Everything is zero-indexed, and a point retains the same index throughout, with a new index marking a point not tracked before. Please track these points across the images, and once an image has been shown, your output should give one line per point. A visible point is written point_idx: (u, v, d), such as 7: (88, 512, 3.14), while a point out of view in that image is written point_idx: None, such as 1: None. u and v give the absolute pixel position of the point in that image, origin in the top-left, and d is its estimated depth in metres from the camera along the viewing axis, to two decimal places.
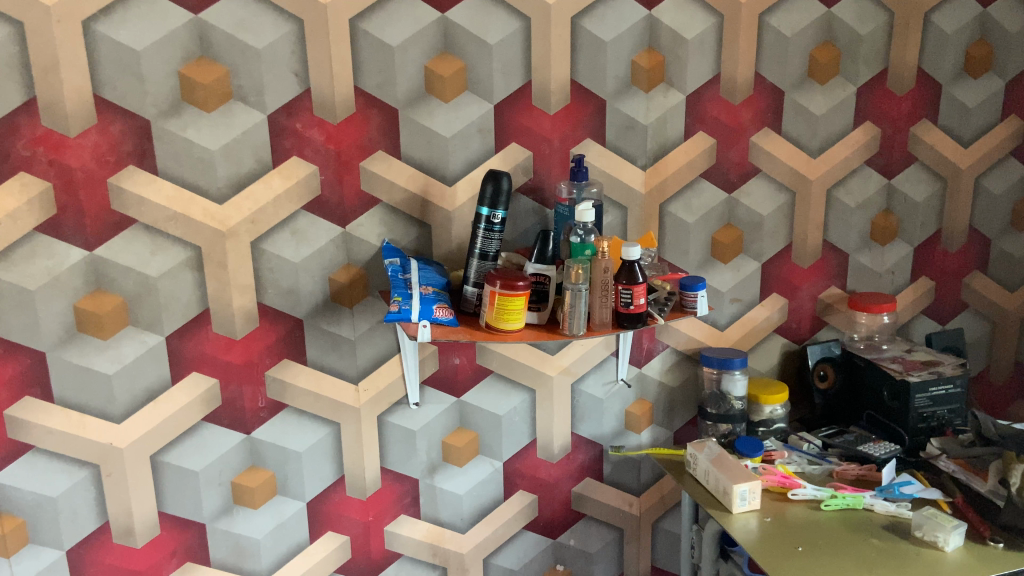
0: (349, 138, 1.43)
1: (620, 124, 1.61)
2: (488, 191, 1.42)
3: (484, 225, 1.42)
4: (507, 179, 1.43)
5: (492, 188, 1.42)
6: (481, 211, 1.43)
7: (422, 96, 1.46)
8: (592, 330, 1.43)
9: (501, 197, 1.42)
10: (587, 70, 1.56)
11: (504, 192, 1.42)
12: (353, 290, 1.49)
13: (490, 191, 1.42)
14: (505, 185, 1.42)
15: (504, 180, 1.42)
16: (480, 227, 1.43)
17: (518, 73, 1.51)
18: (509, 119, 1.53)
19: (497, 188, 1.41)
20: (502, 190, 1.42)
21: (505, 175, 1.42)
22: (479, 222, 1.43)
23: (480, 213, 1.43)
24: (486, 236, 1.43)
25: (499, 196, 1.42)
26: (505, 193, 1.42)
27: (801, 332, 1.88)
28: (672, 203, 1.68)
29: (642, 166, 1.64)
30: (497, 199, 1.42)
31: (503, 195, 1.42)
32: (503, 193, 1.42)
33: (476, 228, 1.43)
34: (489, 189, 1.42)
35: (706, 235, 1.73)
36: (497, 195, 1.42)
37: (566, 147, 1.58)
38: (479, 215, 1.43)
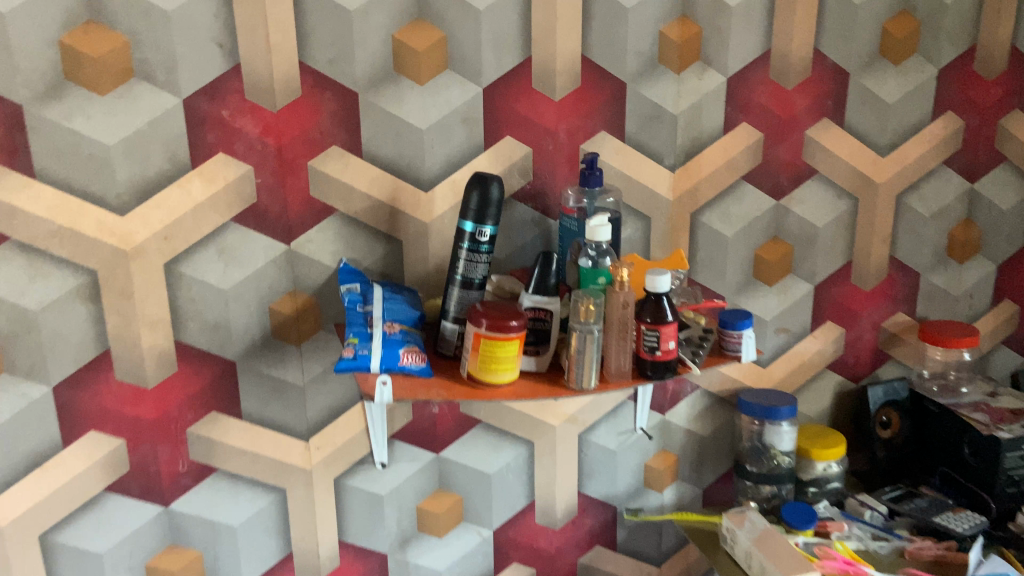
0: (293, 130, 1.10)
1: (644, 113, 1.27)
2: (473, 201, 1.09)
3: (469, 244, 1.10)
4: (501, 185, 1.10)
5: (477, 197, 1.09)
6: (463, 227, 1.10)
7: (388, 76, 1.14)
8: (606, 382, 1.11)
9: (491, 208, 1.09)
10: (602, 44, 1.22)
11: (494, 202, 1.09)
12: (301, 324, 1.18)
13: (475, 201, 1.09)
14: (495, 194, 1.09)
15: (493, 187, 1.09)
16: (463, 246, 1.10)
17: (513, 47, 1.18)
18: (502, 107, 1.20)
19: (486, 198, 1.09)
20: (491, 200, 1.09)
21: (496, 181, 1.09)
22: (461, 241, 1.11)
23: (462, 229, 1.10)
24: (471, 259, 1.11)
25: (488, 207, 1.09)
26: (496, 203, 1.09)
27: (860, 368, 1.54)
28: (706, 212, 1.35)
29: (670, 166, 1.31)
30: (485, 211, 1.09)
31: (493, 205, 1.09)
32: (492, 204, 1.09)
33: (459, 247, 1.11)
34: (473, 199, 1.09)
35: (747, 253, 1.40)
36: (486, 207, 1.09)
37: (574, 142, 1.25)
38: (461, 232, 1.10)
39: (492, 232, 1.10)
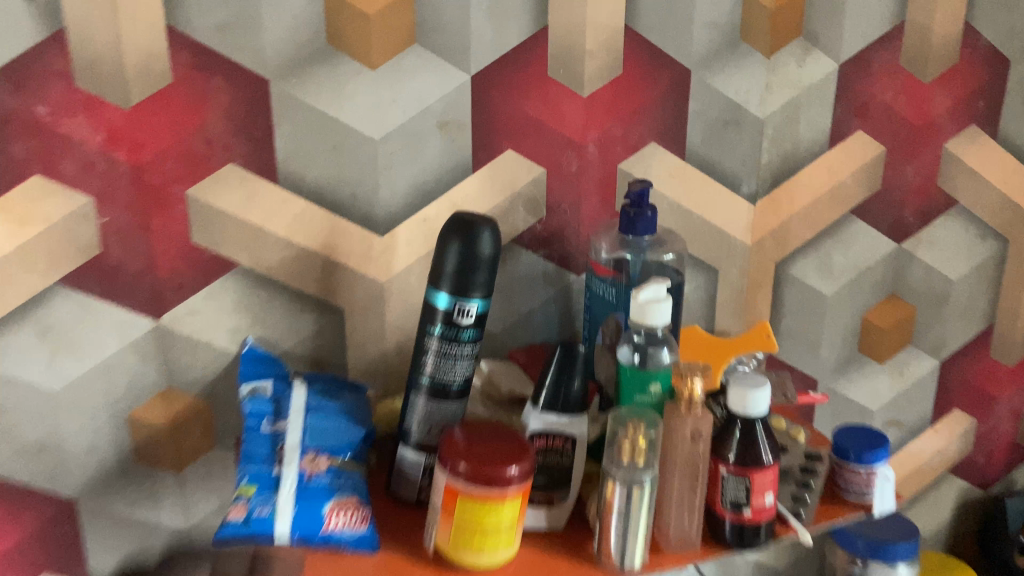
0: (161, 139, 0.68)
1: (716, 117, 0.84)
2: (452, 260, 0.67)
3: (445, 327, 0.68)
4: (497, 234, 0.68)
5: (457, 254, 0.67)
6: (435, 300, 0.68)
7: (320, 53, 0.71)
8: (661, 556, 0.68)
9: (481, 272, 0.67)
10: (657, 9, 0.79)
11: (486, 263, 0.67)
12: (182, 441, 0.76)
13: (454, 259, 0.67)
14: (488, 249, 0.67)
15: (485, 238, 0.67)
16: (435, 332, 0.68)
17: (519, 11, 0.75)
18: (502, 105, 0.77)
19: (473, 256, 0.66)
20: (482, 259, 0.67)
21: (490, 227, 0.67)
22: (431, 323, 0.69)
23: (433, 304, 0.68)
24: (446, 352, 0.69)
25: (475, 271, 0.67)
26: (489, 264, 0.67)
27: (989, 470, 1.13)
28: (799, 261, 0.93)
29: (750, 195, 0.88)
30: (470, 275, 0.67)
31: (484, 267, 0.67)
32: (483, 265, 0.67)
33: (429, 332, 0.69)
34: (452, 256, 0.67)
35: (851, 318, 0.97)
36: (472, 272, 0.67)
37: (609, 160, 0.83)
38: (431, 308, 0.69)
39: (482, 310, 0.68)
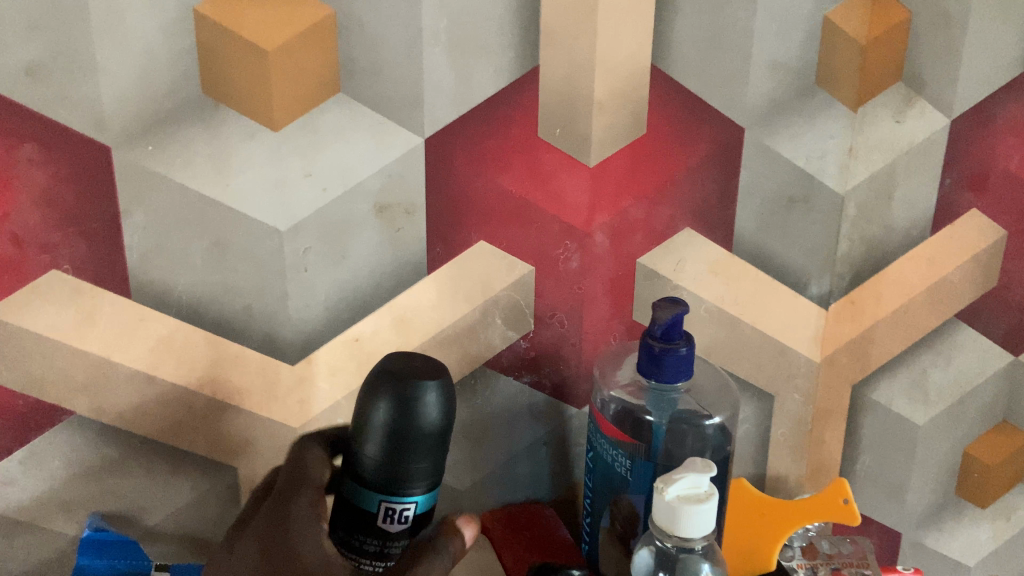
0: None
1: (777, 194, 0.61)
2: (376, 440, 0.44)
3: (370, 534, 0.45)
4: (446, 395, 0.44)
5: (384, 431, 0.43)
6: (352, 492, 0.45)
7: (191, 107, 0.47)
8: None
9: (421, 458, 0.44)
10: (697, 43, 0.55)
11: (428, 443, 0.44)
12: None
13: (376, 438, 0.43)
14: (431, 421, 0.43)
15: (427, 407, 0.43)
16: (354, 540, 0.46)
17: (496, 46, 0.52)
18: (471, 179, 0.54)
19: (408, 435, 0.43)
20: (423, 439, 0.43)
21: (436, 386, 0.44)
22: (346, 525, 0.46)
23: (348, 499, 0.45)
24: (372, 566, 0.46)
25: (412, 457, 0.44)
26: (434, 444, 0.44)
27: None
28: (880, 382, 0.68)
29: (818, 296, 0.65)
30: (401, 461, 0.44)
31: (426, 448, 0.44)
32: (425, 446, 0.44)
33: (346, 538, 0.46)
34: (376, 433, 0.43)
35: (948, 456, 0.72)
36: (408, 458, 0.44)
37: (624, 253, 0.59)
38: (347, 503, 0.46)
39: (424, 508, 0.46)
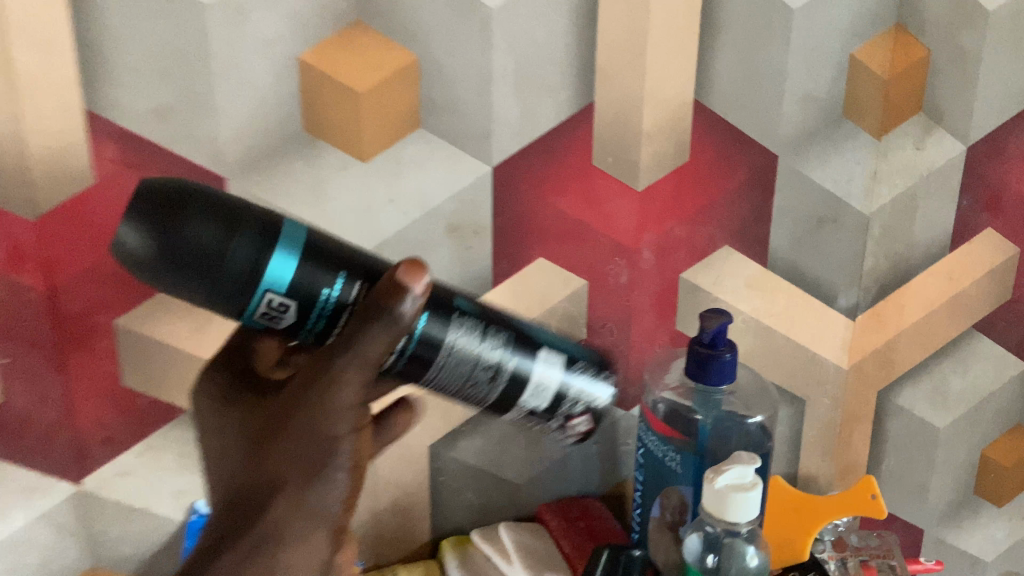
0: (79, 257, 0.51)
1: (808, 215, 0.67)
2: (152, 272, 0.42)
3: (544, 355, 0.49)
4: (155, 212, 0.42)
5: (127, 256, 0.42)
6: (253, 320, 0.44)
7: (294, 143, 0.54)
8: None
9: (225, 258, 0.42)
10: (734, 80, 0.62)
11: (184, 249, 0.41)
12: None
13: (161, 271, 0.42)
14: (136, 238, 0.42)
15: (122, 234, 0.42)
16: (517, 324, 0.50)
17: (556, 85, 0.58)
18: (533, 203, 0.60)
19: (142, 269, 0.42)
20: (159, 249, 0.42)
21: (124, 217, 0.42)
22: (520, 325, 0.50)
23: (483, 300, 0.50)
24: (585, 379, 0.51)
25: (199, 264, 0.41)
26: (170, 243, 0.42)
27: None
28: (903, 387, 0.74)
29: (847, 308, 0.70)
30: (224, 269, 0.42)
31: (199, 244, 0.42)
32: (194, 254, 0.41)
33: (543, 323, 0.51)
34: (127, 261, 0.42)
35: (967, 455, 0.77)
36: (215, 281, 0.42)
37: (668, 268, 0.65)
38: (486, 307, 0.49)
39: (294, 283, 0.43)
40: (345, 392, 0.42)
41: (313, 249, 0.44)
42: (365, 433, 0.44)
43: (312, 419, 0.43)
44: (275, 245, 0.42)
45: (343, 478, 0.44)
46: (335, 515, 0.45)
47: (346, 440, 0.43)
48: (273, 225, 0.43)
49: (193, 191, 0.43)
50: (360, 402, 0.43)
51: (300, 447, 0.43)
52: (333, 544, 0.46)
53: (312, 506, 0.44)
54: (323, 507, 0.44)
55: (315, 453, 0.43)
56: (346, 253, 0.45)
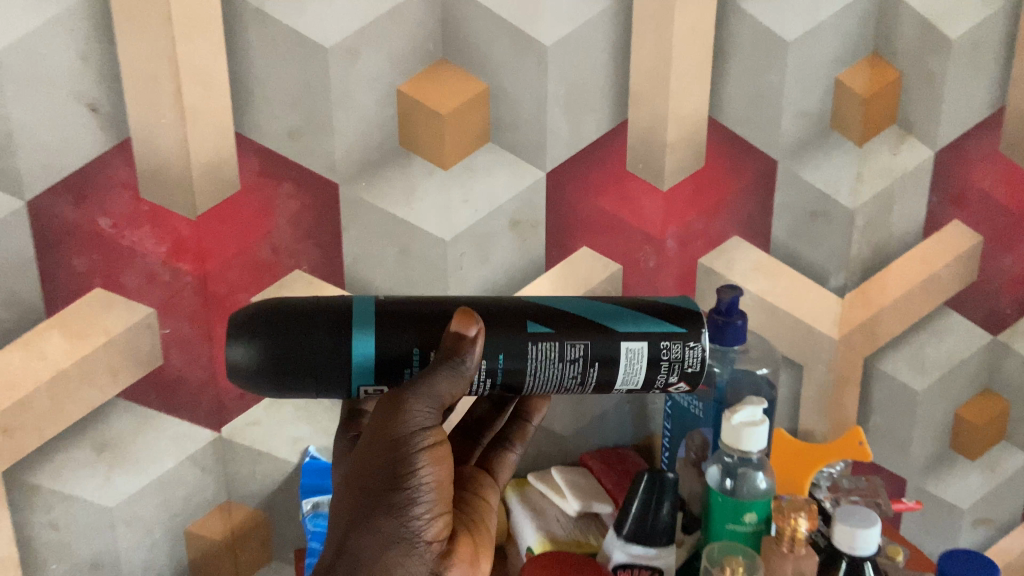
0: (226, 247, 0.65)
1: (803, 209, 0.80)
2: (267, 390, 0.50)
3: (626, 343, 0.53)
4: (262, 330, 0.50)
5: (242, 381, 0.50)
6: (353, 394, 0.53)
7: (391, 155, 0.68)
8: None
9: (313, 353, 0.49)
10: (742, 99, 0.75)
11: (276, 361, 0.49)
12: (239, 555, 0.72)
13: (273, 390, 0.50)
14: (238, 360, 0.50)
15: (229, 356, 0.50)
16: (580, 310, 0.54)
17: (598, 106, 0.71)
18: (578, 202, 0.74)
19: (257, 381, 0.50)
20: (262, 369, 0.49)
21: (230, 342, 0.50)
22: (583, 304, 0.55)
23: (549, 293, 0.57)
24: (673, 353, 0.53)
25: (298, 376, 0.49)
26: (268, 357, 0.49)
27: None
28: (888, 356, 0.87)
29: (838, 288, 0.84)
30: (319, 373, 0.49)
31: (290, 357, 0.49)
32: (289, 365, 0.49)
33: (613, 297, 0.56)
34: (244, 383, 0.51)
35: (943, 415, 0.90)
36: (319, 371, 0.49)
37: (688, 255, 0.78)
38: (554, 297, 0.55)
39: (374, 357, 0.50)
40: (415, 417, 0.48)
41: (379, 324, 0.51)
42: (439, 453, 0.49)
43: (387, 445, 0.49)
44: (350, 332, 0.50)
45: (425, 493, 0.49)
46: (422, 531, 0.49)
47: (423, 459, 0.49)
48: (338, 314, 0.50)
49: (280, 305, 0.51)
50: (430, 424, 0.49)
51: (381, 471, 0.49)
52: (426, 558, 0.50)
53: (400, 524, 0.49)
54: (410, 526, 0.49)
55: (394, 475, 0.49)
56: (408, 314, 0.51)
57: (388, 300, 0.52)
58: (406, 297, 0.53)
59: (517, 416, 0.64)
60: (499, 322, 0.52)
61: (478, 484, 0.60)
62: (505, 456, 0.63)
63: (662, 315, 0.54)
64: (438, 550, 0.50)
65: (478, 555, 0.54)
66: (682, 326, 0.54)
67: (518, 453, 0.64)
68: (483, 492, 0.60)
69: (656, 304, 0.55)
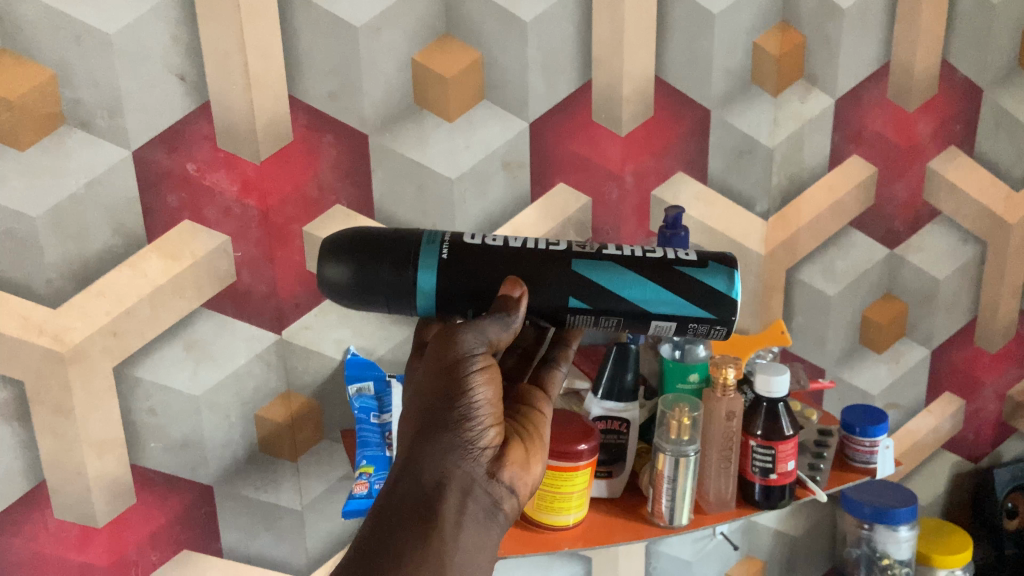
0: (282, 186, 0.84)
1: (732, 149, 1.01)
2: (353, 305, 0.61)
3: (655, 323, 0.63)
4: (349, 254, 0.60)
5: (334, 295, 0.61)
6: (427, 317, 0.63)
7: (408, 111, 0.86)
8: (703, 515, 0.83)
9: (390, 285, 0.59)
10: (681, 62, 0.95)
11: (360, 287, 0.60)
12: (298, 435, 0.92)
13: (356, 306, 0.61)
14: (332, 278, 0.60)
15: (325, 274, 0.61)
16: (624, 292, 0.62)
17: (568, 69, 0.90)
18: (554, 146, 0.93)
19: (340, 295, 0.61)
20: (350, 290, 0.60)
21: (325, 263, 0.61)
22: (632, 281, 0.62)
23: (600, 256, 0.62)
24: (698, 330, 0.63)
25: (376, 300, 0.60)
26: (353, 281, 0.60)
27: (978, 445, 1.27)
28: (805, 267, 1.08)
29: (762, 213, 1.04)
30: (396, 301, 0.60)
31: (370, 284, 0.60)
32: (371, 290, 0.60)
33: (656, 270, 0.62)
34: (335, 297, 0.61)
35: (852, 315, 1.12)
36: (390, 297, 0.60)
37: (643, 187, 0.98)
38: (602, 266, 0.62)
39: (438, 293, 0.60)
40: (467, 344, 0.57)
41: (443, 264, 0.60)
42: (489, 375, 0.57)
43: (444, 371, 0.57)
44: (416, 269, 0.60)
45: (479, 406, 0.56)
46: (478, 438, 0.56)
47: (476, 378, 0.56)
48: (415, 255, 0.60)
49: (366, 236, 0.61)
50: (480, 351, 0.57)
51: (439, 393, 0.56)
52: (482, 461, 0.56)
53: (459, 432, 0.55)
54: (466, 433, 0.56)
55: (451, 392, 0.56)
56: (473, 262, 0.60)
57: (456, 247, 0.61)
58: (472, 245, 0.61)
59: (556, 341, 0.70)
60: (547, 289, 0.61)
61: (535, 399, 0.67)
62: (551, 374, 0.69)
63: (696, 301, 0.62)
64: (491, 454, 0.57)
65: (529, 458, 0.61)
66: (711, 313, 0.62)
67: (564, 370, 0.70)
68: (536, 404, 0.66)
69: (694, 283, 0.62)
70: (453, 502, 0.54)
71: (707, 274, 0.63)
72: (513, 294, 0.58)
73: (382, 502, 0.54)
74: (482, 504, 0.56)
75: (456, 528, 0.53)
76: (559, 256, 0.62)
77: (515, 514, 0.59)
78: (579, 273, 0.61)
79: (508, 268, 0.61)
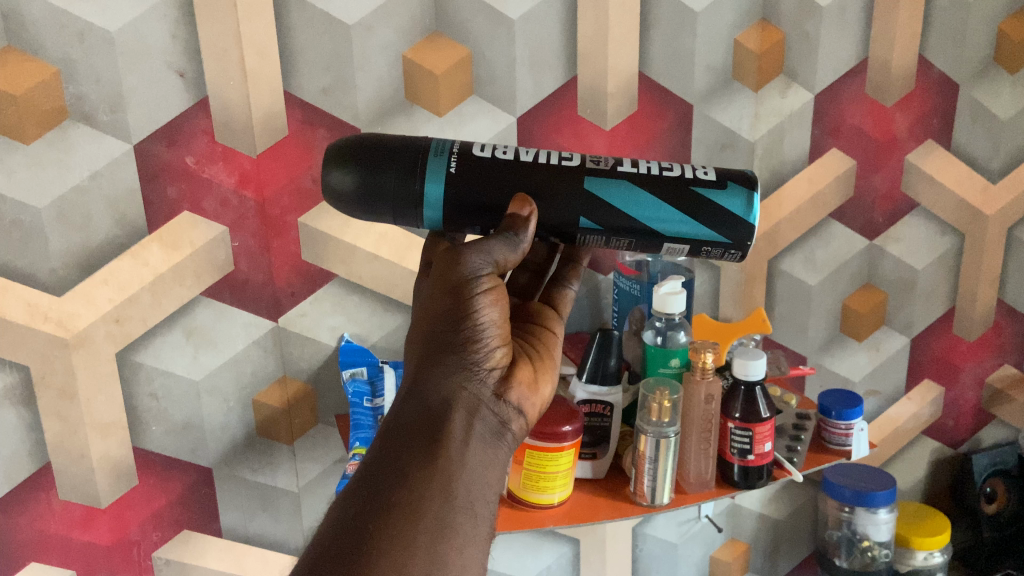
0: (278, 178, 0.87)
1: (715, 142, 1.03)
2: (357, 214, 0.62)
3: (669, 245, 0.65)
4: (355, 162, 0.61)
5: (338, 202, 0.62)
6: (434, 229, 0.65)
7: (399, 106, 0.90)
8: (683, 495, 0.87)
9: (396, 195, 0.60)
10: (664, 57, 0.98)
11: (364, 195, 0.61)
12: (294, 419, 0.95)
13: (360, 215, 0.62)
14: (336, 183, 0.61)
15: (329, 180, 0.62)
16: (640, 212, 0.63)
17: (554, 65, 0.94)
18: (542, 140, 0.96)
19: (345, 203, 0.62)
20: (353, 197, 0.61)
21: (330, 169, 0.61)
22: (650, 200, 0.63)
23: (615, 173, 0.63)
24: (712, 252, 0.65)
25: (380, 209, 0.61)
26: (356, 188, 0.61)
27: (958, 431, 1.30)
28: (787, 257, 1.11)
29: None
30: (402, 210, 0.61)
31: (373, 193, 0.60)
32: (376, 198, 0.61)
33: (672, 192, 0.63)
34: (339, 204, 0.62)
35: (833, 304, 1.15)
36: (395, 207, 0.61)
37: None
38: (616, 184, 0.63)
39: (444, 207, 0.61)
40: (473, 265, 0.58)
41: (451, 177, 0.61)
42: (495, 295, 0.59)
43: (449, 291, 0.58)
44: (423, 181, 0.60)
45: (485, 327, 0.58)
46: (484, 360, 0.58)
47: (482, 299, 0.58)
48: (421, 166, 0.61)
49: (373, 144, 0.62)
50: (486, 271, 0.59)
51: (444, 314, 0.58)
52: (489, 382, 0.59)
53: (465, 354, 0.58)
54: (472, 355, 0.58)
55: (457, 314, 0.58)
56: (481, 176, 0.61)
57: (464, 160, 0.62)
58: (480, 157, 0.62)
59: (566, 259, 0.74)
60: (562, 205, 0.62)
61: (545, 317, 0.71)
62: (563, 292, 0.73)
63: (711, 225, 0.64)
64: (497, 375, 0.59)
65: (537, 379, 0.64)
66: (727, 237, 0.64)
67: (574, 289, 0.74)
68: (547, 324, 0.70)
69: (710, 205, 0.63)
70: (459, 421, 0.55)
71: (725, 198, 0.64)
72: (522, 213, 0.59)
73: (388, 423, 0.56)
74: (488, 424, 0.58)
75: (464, 445, 0.55)
76: (574, 171, 0.63)
77: (522, 435, 0.62)
78: (593, 192, 0.62)
79: (517, 184, 0.62)
